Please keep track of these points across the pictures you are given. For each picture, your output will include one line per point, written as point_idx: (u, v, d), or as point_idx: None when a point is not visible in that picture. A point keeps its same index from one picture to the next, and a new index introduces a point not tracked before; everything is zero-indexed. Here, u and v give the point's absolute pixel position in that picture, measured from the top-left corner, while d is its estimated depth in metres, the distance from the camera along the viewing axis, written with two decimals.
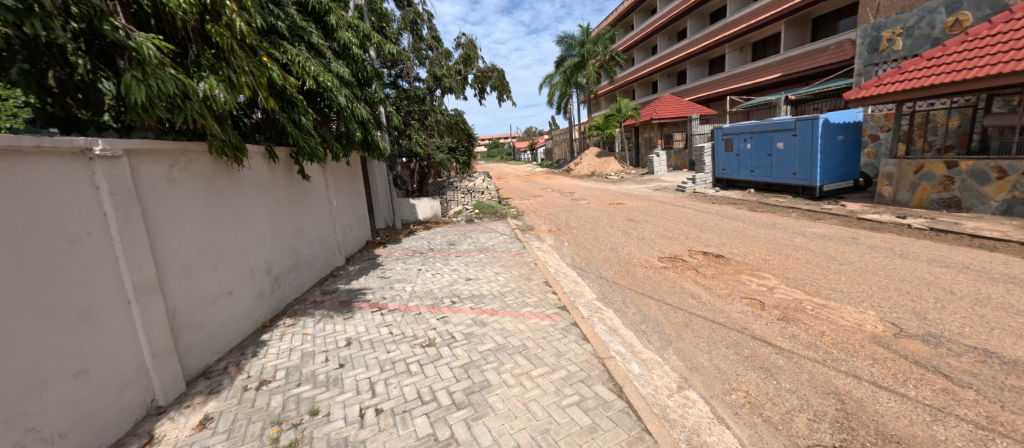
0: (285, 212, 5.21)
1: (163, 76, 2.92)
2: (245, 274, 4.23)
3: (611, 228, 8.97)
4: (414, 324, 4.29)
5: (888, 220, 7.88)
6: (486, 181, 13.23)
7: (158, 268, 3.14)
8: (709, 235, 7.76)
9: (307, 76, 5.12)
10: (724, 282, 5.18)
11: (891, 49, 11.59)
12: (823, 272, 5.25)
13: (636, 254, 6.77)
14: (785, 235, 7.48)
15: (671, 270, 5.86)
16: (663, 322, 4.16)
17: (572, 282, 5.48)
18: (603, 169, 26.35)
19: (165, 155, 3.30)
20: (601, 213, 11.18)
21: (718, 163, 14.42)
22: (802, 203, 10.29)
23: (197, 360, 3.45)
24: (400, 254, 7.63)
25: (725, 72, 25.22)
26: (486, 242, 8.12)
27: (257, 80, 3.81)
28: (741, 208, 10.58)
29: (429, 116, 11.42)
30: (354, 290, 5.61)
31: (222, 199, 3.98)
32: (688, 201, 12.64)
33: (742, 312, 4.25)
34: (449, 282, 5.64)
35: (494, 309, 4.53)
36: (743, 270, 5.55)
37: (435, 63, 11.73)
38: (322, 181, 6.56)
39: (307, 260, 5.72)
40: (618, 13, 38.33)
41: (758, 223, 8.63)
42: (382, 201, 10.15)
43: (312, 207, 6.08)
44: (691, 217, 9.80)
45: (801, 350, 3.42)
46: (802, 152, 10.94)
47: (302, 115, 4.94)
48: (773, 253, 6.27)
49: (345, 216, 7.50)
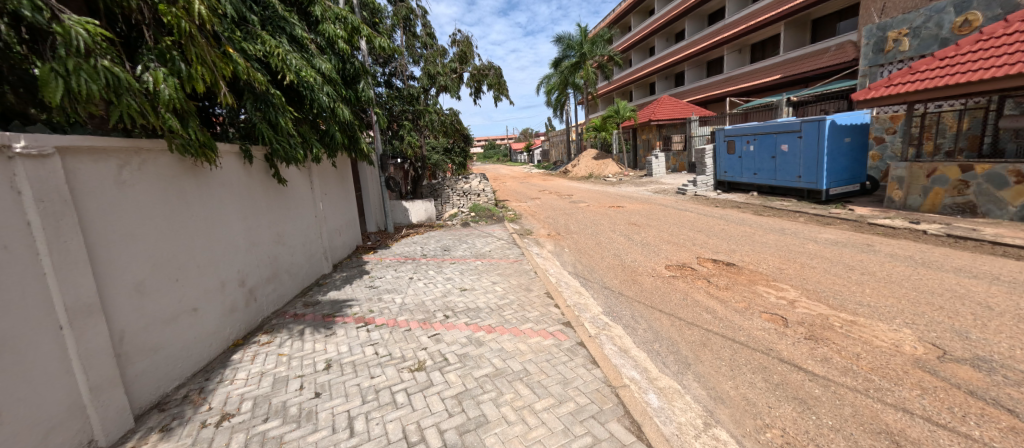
0: (262, 217, 4.78)
1: (93, 71, 2.53)
2: (213, 288, 3.79)
3: (613, 233, 8.61)
4: (402, 343, 3.87)
5: (901, 226, 7.57)
6: (482, 183, 12.83)
7: (101, 286, 2.70)
8: (716, 241, 7.40)
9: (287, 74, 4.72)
10: (739, 294, 4.80)
11: (897, 50, 11.33)
12: (845, 283, 4.88)
13: (641, 261, 6.41)
14: (797, 241, 7.11)
15: (680, 280, 5.49)
16: (678, 342, 3.77)
17: (575, 293, 5.06)
18: (600, 171, 25.99)
19: (112, 154, 2.86)
20: (602, 217, 10.81)
21: (719, 165, 14.14)
22: (809, 207, 9.96)
23: (150, 390, 3.00)
24: (391, 260, 7.22)
25: (725, 74, 24.98)
26: (482, 247, 7.68)
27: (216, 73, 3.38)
28: (746, 212, 10.23)
29: (423, 116, 11.04)
30: (339, 302, 5.16)
31: (186, 203, 3.55)
32: (690, 204, 12.30)
33: (764, 329, 3.88)
34: (442, 293, 5.21)
35: (492, 325, 4.12)
36: (759, 281, 5.15)
37: (429, 60, 11.38)
38: (307, 182, 6.11)
39: (288, 269, 5.29)
40: (615, 14, 38.17)
41: (766, 228, 8.28)
42: (373, 204, 9.74)
43: (295, 211, 5.63)
44: (694, 221, 9.43)
45: (837, 376, 3.04)
46: (806, 155, 10.65)
47: (281, 114, 4.51)
48: (788, 261, 5.91)
49: (333, 220, 7.08)
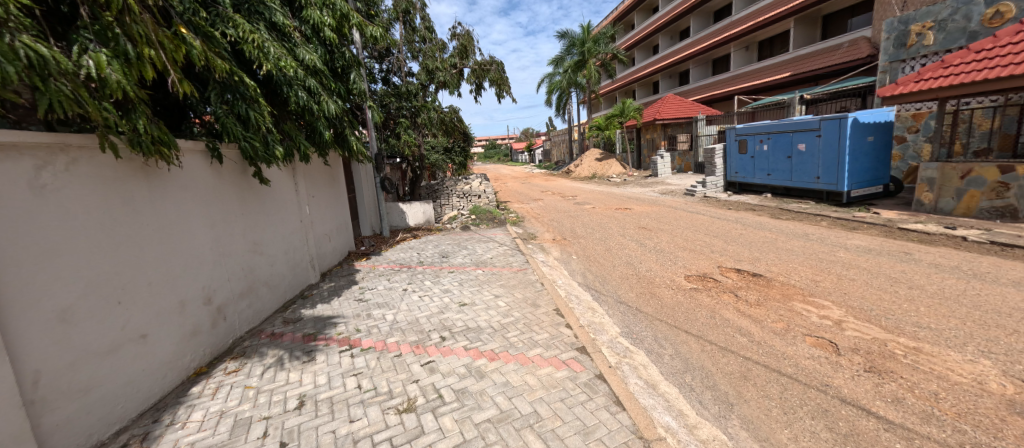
0: (235, 224, 4.23)
1: (6, 48, 1.92)
2: (169, 309, 3.25)
3: (623, 239, 8.04)
4: (390, 373, 3.31)
5: (937, 231, 7.00)
6: (483, 183, 12.28)
7: (6, 317, 2.16)
8: (736, 247, 6.84)
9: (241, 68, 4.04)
10: (774, 311, 4.24)
11: (920, 45, 10.74)
12: (894, 300, 4.31)
13: (657, 271, 5.86)
14: (825, 248, 6.54)
15: (703, 293, 4.92)
16: (714, 374, 3.20)
17: (588, 311, 4.49)
18: (604, 171, 25.42)
19: (28, 152, 2.32)
20: (609, 220, 10.24)
21: (730, 165, 13.56)
22: (829, 210, 9.40)
23: (75, 440, 2.46)
24: (384, 268, 6.67)
25: (732, 72, 24.40)
26: (483, 254, 7.12)
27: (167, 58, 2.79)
28: (762, 215, 9.65)
29: (421, 114, 10.52)
30: (323, 320, 4.61)
31: (135, 211, 3.01)
32: (701, 206, 11.74)
33: (813, 358, 3.32)
34: (438, 310, 4.64)
35: (495, 350, 3.56)
36: (794, 296, 4.57)
37: (427, 55, 10.81)
38: (292, 184, 5.57)
39: (267, 281, 4.76)
40: (618, 12, 37.63)
41: (788, 233, 7.72)
42: (367, 207, 9.21)
43: (277, 216, 5.09)
44: (709, 225, 8.88)
45: (918, 425, 2.49)
46: (826, 154, 10.07)
47: (254, 108, 3.98)
48: (821, 272, 5.35)
49: (321, 225, 6.53)
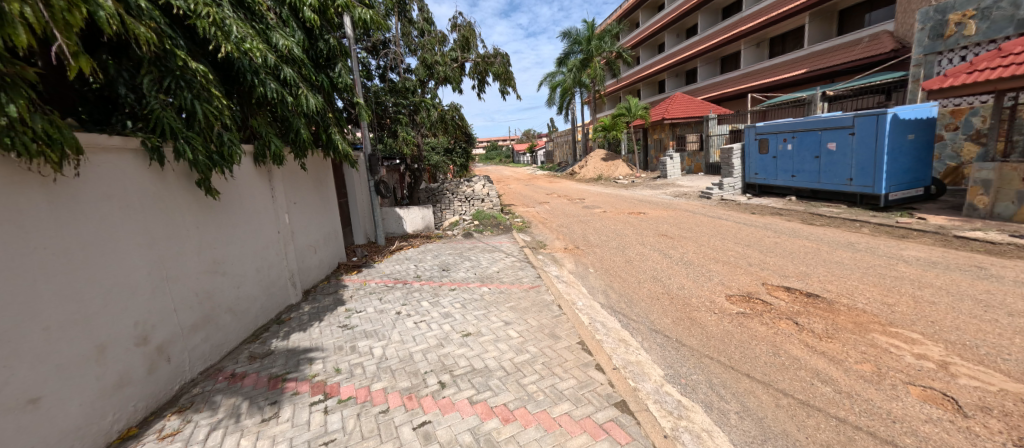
0: (187, 240, 3.45)
1: None
2: (77, 358, 2.46)
3: (644, 248, 7.20)
4: (371, 442, 2.51)
5: (1004, 240, 6.17)
6: (487, 186, 11.49)
7: None
8: (776, 259, 6.01)
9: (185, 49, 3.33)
10: (854, 347, 3.41)
11: (959, 35, 9.92)
12: (1000, 332, 3.49)
13: (691, 289, 5.03)
14: (880, 261, 5.70)
15: (755, 320, 4.09)
16: (806, 445, 2.38)
17: (621, 345, 3.66)
18: (610, 172, 24.59)
19: None
20: (624, 226, 9.42)
21: (749, 166, 12.71)
22: (867, 215, 8.57)
23: None
24: (377, 284, 5.86)
25: (742, 70, 23.58)
26: (489, 268, 6.30)
27: (52, 19, 2.04)
28: (792, 221, 8.82)
29: (420, 111, 9.74)
30: (298, 355, 3.80)
31: (26, 229, 2.25)
32: (721, 210, 10.89)
33: (934, 422, 2.51)
34: (438, 342, 3.83)
35: (509, 407, 2.76)
36: (870, 327, 3.74)
37: (426, 48, 10.01)
38: (267, 189, 4.78)
39: (232, 307, 3.98)
40: (623, 10, 36.89)
41: (829, 242, 6.89)
42: (360, 212, 8.41)
43: (246, 228, 4.29)
44: (737, 232, 8.04)
45: None
46: (860, 154, 9.25)
47: (203, 100, 3.28)
48: (890, 292, 4.53)
49: (305, 236, 5.73)
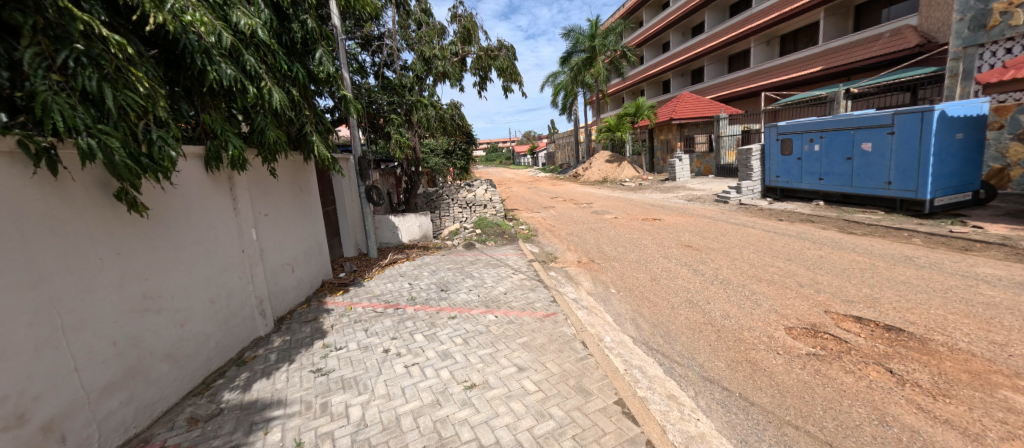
0: (100, 272, 2.61)
1: None
2: None
3: (669, 262, 6.34)
4: None
5: None
6: (489, 191, 10.66)
7: None
8: (828, 277, 5.17)
9: (105, 21, 2.59)
10: (990, 414, 2.56)
11: (1005, 25, 9.04)
12: None
13: (739, 318, 4.19)
14: (954, 281, 4.85)
15: (834, 365, 3.24)
16: None
17: (672, 406, 2.81)
18: (616, 175, 23.78)
19: None
20: (641, 234, 8.59)
21: (770, 168, 11.86)
22: (912, 223, 7.72)
23: None
24: (364, 310, 5.00)
25: (753, 68, 22.77)
26: (496, 288, 5.44)
27: None
28: (827, 229, 7.99)
29: (417, 110, 8.91)
30: (252, 416, 2.96)
31: None
32: (743, 216, 10.06)
33: None
34: (433, 399, 2.98)
35: None
36: (994, 380, 2.89)
37: (423, 40, 9.18)
38: (226, 199, 3.95)
39: (172, 351, 3.15)
40: (626, 8, 36.16)
41: (881, 255, 6.05)
42: (349, 222, 7.58)
43: (193, 249, 3.46)
44: (769, 242, 7.20)
45: None
46: (901, 155, 8.41)
47: (121, 91, 2.48)
48: (992, 325, 3.68)
49: (280, 253, 4.88)
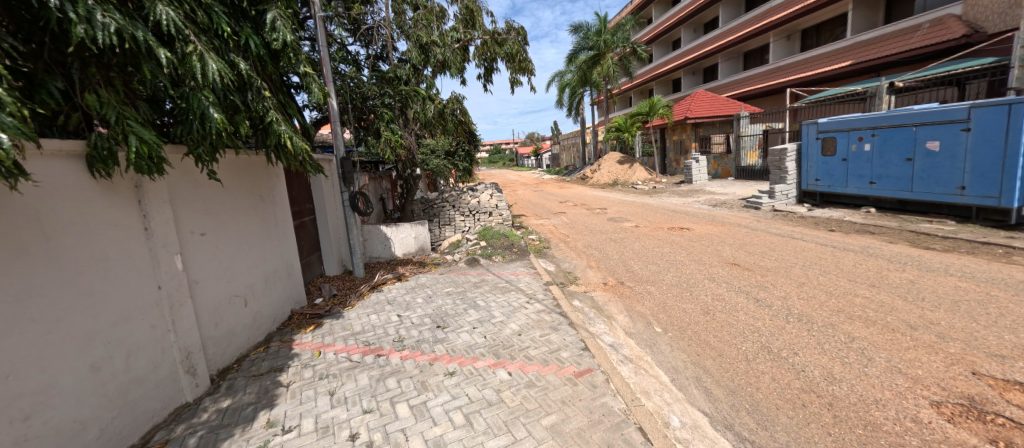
0: None
1: None
2: None
3: (720, 288, 5.12)
4: None
5: None
6: (494, 196, 9.43)
7: None
8: (942, 315, 3.95)
9: None
10: None
11: None
12: None
13: (851, 382, 2.99)
14: None
15: None
16: None
17: None
18: (627, 177, 22.57)
19: None
20: (672, 248, 7.37)
21: (807, 170, 10.62)
22: (1001, 236, 6.48)
23: None
24: (336, 357, 3.80)
25: (772, 64, 21.57)
26: (508, 324, 4.27)
27: None
28: (895, 242, 6.77)
29: (412, 103, 7.74)
30: None
31: None
32: (785, 225, 8.83)
33: None
34: None
35: None
36: None
37: (418, 24, 7.99)
38: (128, 214, 2.78)
39: None
40: (634, 5, 34.93)
41: (988, 281, 4.83)
42: (332, 234, 6.43)
43: (56, 295, 2.30)
44: (834, 260, 5.98)
45: None
46: (980, 155, 7.17)
47: None
48: None
49: (224, 283, 3.69)
